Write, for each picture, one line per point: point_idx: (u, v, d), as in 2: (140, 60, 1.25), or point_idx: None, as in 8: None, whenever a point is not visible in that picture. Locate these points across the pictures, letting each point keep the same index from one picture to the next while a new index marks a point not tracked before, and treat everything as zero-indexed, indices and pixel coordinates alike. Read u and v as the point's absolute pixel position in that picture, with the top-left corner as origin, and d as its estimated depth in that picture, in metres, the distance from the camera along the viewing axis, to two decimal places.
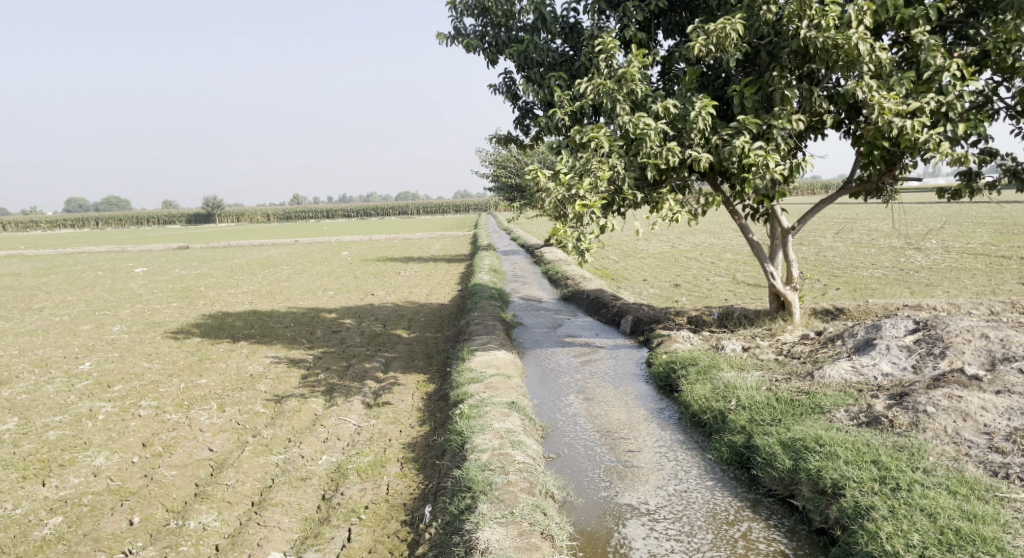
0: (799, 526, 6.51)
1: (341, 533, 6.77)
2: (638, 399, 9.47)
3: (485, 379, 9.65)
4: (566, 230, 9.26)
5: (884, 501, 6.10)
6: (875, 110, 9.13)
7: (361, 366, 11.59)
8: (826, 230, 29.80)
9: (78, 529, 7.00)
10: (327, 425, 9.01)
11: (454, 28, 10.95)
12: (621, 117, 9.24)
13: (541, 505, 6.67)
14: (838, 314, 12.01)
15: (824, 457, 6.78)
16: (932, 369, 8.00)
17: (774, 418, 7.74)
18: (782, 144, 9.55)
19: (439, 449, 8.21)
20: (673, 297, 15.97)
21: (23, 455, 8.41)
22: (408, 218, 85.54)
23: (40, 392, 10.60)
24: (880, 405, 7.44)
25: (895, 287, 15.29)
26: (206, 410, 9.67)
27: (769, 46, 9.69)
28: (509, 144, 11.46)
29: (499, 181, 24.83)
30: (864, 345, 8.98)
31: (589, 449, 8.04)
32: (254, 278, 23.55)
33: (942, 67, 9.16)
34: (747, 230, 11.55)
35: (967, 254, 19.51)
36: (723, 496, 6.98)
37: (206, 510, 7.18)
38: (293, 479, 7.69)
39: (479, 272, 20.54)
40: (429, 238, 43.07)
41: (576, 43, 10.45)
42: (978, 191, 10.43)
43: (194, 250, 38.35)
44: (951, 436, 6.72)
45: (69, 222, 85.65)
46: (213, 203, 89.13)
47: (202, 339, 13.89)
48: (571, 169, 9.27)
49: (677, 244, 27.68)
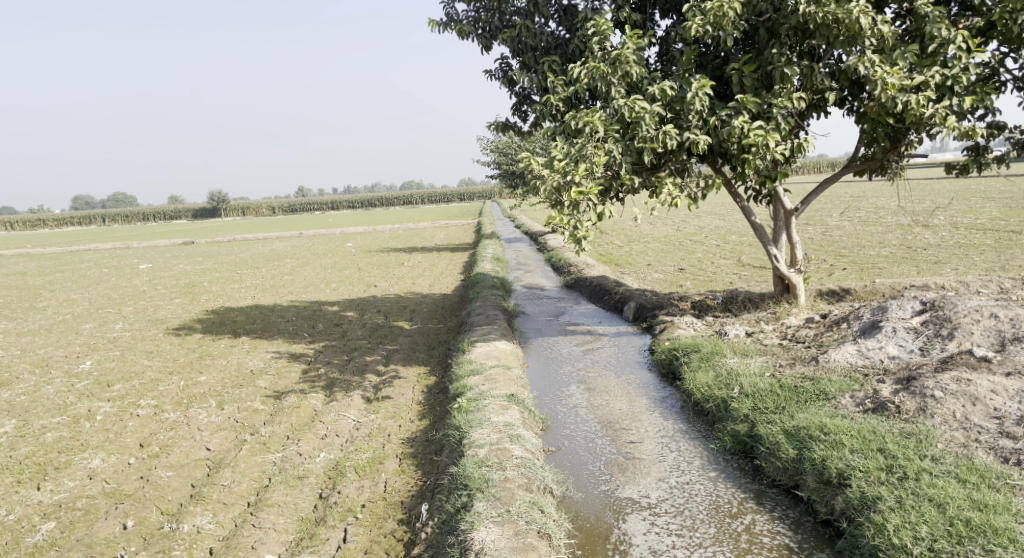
0: (805, 517, 6.34)
1: (337, 533, 6.65)
2: (641, 388, 9.30)
3: (485, 371, 9.49)
4: (561, 217, 8.99)
5: (891, 491, 5.91)
6: (878, 86, 8.89)
7: (362, 359, 11.46)
8: (831, 209, 29.48)
9: (71, 535, 6.89)
10: (326, 421, 8.86)
11: (446, 14, 10.72)
12: (615, 101, 8.98)
13: (539, 501, 6.53)
14: (844, 296, 11.78)
15: (829, 446, 6.59)
16: (939, 351, 7.79)
17: (778, 406, 7.55)
18: (783, 123, 9.30)
19: (438, 445, 8.07)
20: (678, 282, 15.76)
21: (19, 458, 8.31)
22: (412, 209, 85.11)
23: (39, 392, 10.51)
24: (887, 390, 7.23)
25: (903, 265, 15.05)
26: (204, 408, 9.54)
27: (769, 23, 9.46)
28: (507, 131, 11.22)
29: (501, 167, 24.51)
30: (870, 328, 8.76)
31: (589, 441, 7.88)
32: (258, 272, 23.42)
33: (946, 40, 8.90)
34: (748, 212, 11.23)
35: (976, 230, 19.20)
36: (726, 488, 6.81)
37: (201, 513, 7.06)
38: (290, 478, 7.55)
39: (483, 261, 20.37)
40: (431, 227, 43.04)
41: (571, 25, 10.19)
42: (986, 165, 10.16)
43: (198, 245, 38.10)
44: (960, 421, 6.52)
45: (76, 219, 86.02)
46: (220, 198, 89.32)
47: (204, 335, 13.79)
48: (566, 156, 9.03)
49: (683, 228, 27.46)
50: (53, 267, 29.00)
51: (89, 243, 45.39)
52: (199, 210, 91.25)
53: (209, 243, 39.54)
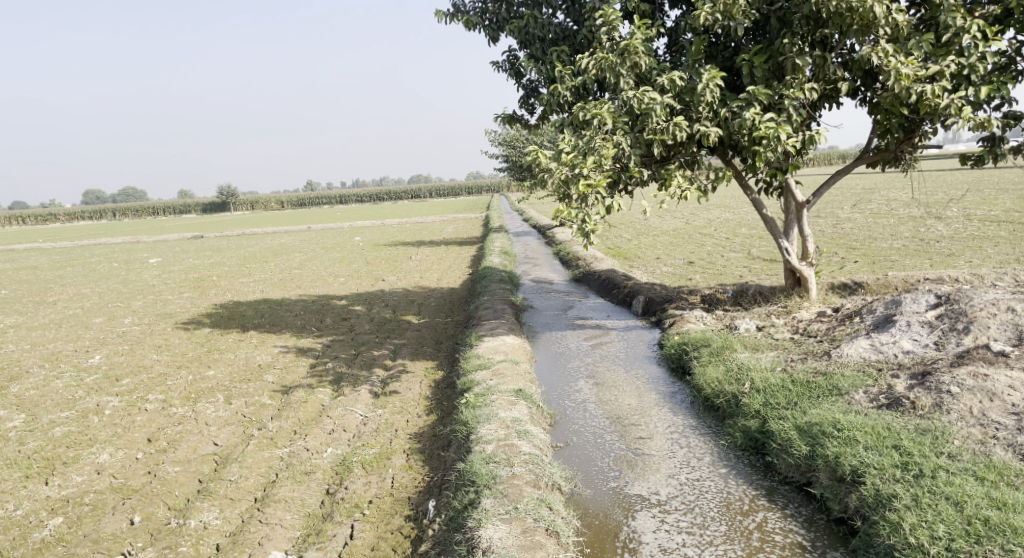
0: (818, 515, 6.23)
1: (344, 529, 6.60)
2: (650, 383, 9.21)
3: (493, 366, 9.42)
4: (570, 211, 8.95)
5: (908, 490, 5.80)
6: (892, 76, 8.74)
7: (370, 353, 11.41)
8: (844, 202, 29.22)
9: (79, 530, 6.87)
10: (333, 416, 8.81)
11: (453, 5, 10.61)
12: (625, 92, 8.85)
13: (547, 499, 6.45)
14: (856, 289, 11.62)
15: (842, 442, 6.48)
16: (955, 346, 7.63)
17: (790, 401, 7.44)
18: (794, 115, 9.15)
19: (445, 440, 8.02)
20: (687, 275, 15.62)
21: (27, 453, 8.29)
22: (420, 202, 85.19)
23: (48, 387, 10.50)
24: (901, 385, 7.09)
25: (916, 258, 14.88)
26: (212, 402, 9.51)
27: (780, 12, 9.40)
28: (513, 124, 11.11)
29: (509, 160, 24.39)
30: (884, 322, 8.63)
31: (598, 437, 7.80)
32: (267, 266, 23.45)
33: (962, 28, 8.80)
34: (759, 205, 11.05)
35: (989, 222, 18.93)
36: (738, 484, 6.71)
37: (208, 508, 7.02)
38: (297, 473, 7.51)
39: (492, 255, 20.26)
40: (440, 220, 43.09)
41: (578, 16, 10.09)
42: (1002, 156, 9.98)
43: (208, 239, 38.36)
44: (977, 417, 6.38)
45: (87, 214, 86.49)
46: (229, 193, 89.75)
47: (213, 329, 13.77)
48: (575, 149, 8.88)
49: (691, 220, 27.26)
50: (63, 262, 28.67)
51: (96, 237, 45.33)
52: (209, 205, 91.45)
53: (218, 237, 39.60)
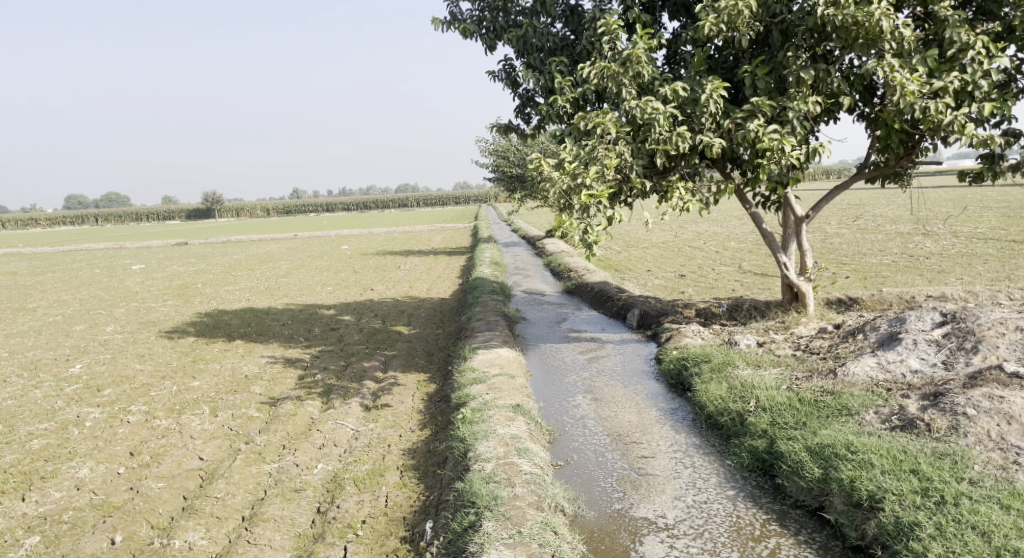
0: (833, 542, 6.04)
1: (337, 551, 6.32)
2: (649, 399, 9.00)
3: (489, 380, 9.16)
4: (572, 221, 8.74)
5: (930, 518, 5.64)
6: (898, 91, 8.63)
7: (360, 365, 11.13)
8: (831, 217, 29.30)
9: (56, 550, 6.54)
10: (323, 430, 8.53)
11: (450, 13, 10.43)
12: (627, 102, 8.67)
13: (551, 522, 6.21)
14: (852, 304, 11.53)
15: (857, 466, 6.30)
16: (964, 366, 7.50)
17: (798, 421, 7.27)
18: (797, 127, 9.03)
19: (441, 457, 7.75)
20: (680, 288, 15.48)
21: (3, 467, 7.94)
22: (406, 211, 84.98)
23: (27, 397, 10.12)
24: (913, 406, 6.94)
25: (908, 274, 14.85)
26: (198, 415, 9.19)
27: (782, 25, 9.32)
28: (509, 133, 10.91)
29: (499, 171, 24.20)
30: (888, 339, 8.49)
31: (600, 455, 7.57)
32: (253, 275, 23.04)
33: (966, 45, 8.71)
34: (758, 219, 10.88)
35: (977, 239, 18.99)
36: (747, 508, 6.51)
37: (193, 528, 6.72)
38: (286, 490, 7.22)
39: (481, 265, 20.01)
40: (428, 229, 42.82)
41: (577, 26, 9.95)
42: (1002, 174, 9.93)
43: (192, 246, 37.87)
44: (996, 441, 6.22)
45: (69, 218, 85.53)
46: (213, 198, 88.98)
47: (198, 338, 13.40)
48: (576, 158, 8.67)
49: (681, 233, 27.17)
50: (44, 267, 28.27)
51: (80, 242, 44.79)
52: (193, 211, 90.85)
53: (204, 244, 39.21)
